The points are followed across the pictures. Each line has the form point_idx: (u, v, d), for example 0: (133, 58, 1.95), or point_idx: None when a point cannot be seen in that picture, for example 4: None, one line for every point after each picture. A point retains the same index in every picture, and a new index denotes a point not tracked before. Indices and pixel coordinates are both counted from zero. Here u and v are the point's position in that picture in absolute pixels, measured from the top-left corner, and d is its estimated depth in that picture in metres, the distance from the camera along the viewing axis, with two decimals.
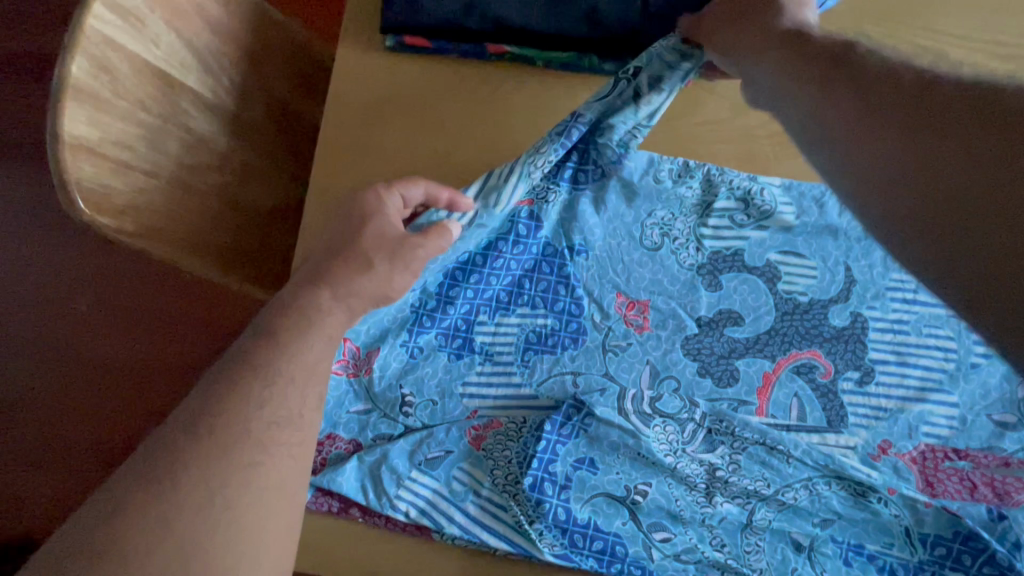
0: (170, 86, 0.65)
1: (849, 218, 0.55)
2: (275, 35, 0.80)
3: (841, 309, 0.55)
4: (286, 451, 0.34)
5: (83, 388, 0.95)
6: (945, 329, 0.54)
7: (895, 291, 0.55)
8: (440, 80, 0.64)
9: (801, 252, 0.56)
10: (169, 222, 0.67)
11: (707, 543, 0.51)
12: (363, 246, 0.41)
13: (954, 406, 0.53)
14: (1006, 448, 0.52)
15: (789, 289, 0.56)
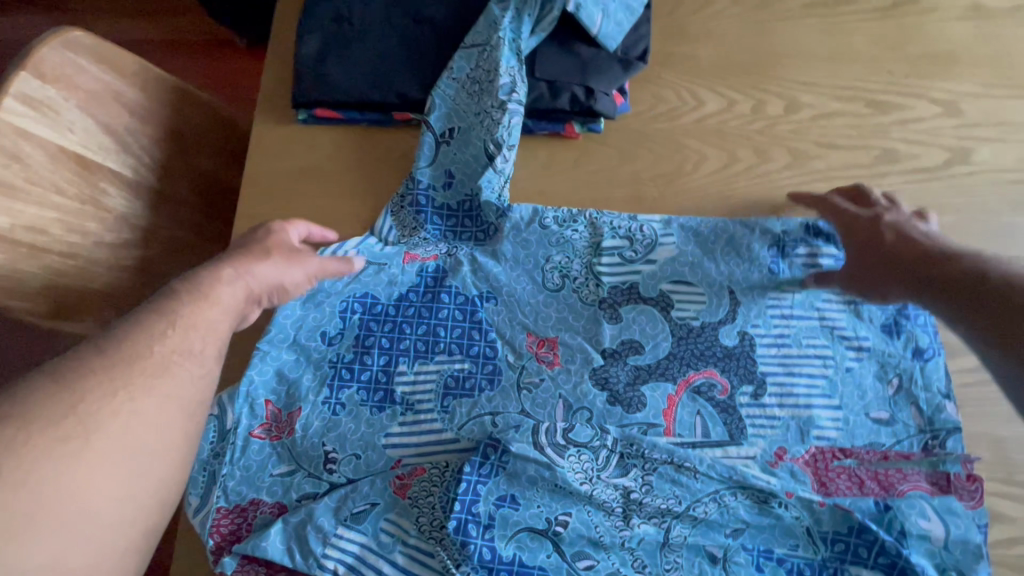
0: (90, 170, 0.69)
1: (723, 245, 0.63)
2: (201, 114, 0.84)
3: (729, 329, 0.60)
4: (187, 373, 0.36)
5: None
6: (820, 338, 0.60)
7: (775, 307, 0.61)
8: (356, 148, 0.70)
9: (689, 281, 0.62)
10: (85, 299, 0.68)
11: (629, 566, 0.53)
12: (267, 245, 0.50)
13: (837, 408, 0.58)
14: (884, 442, 0.57)
15: (682, 314, 0.61)
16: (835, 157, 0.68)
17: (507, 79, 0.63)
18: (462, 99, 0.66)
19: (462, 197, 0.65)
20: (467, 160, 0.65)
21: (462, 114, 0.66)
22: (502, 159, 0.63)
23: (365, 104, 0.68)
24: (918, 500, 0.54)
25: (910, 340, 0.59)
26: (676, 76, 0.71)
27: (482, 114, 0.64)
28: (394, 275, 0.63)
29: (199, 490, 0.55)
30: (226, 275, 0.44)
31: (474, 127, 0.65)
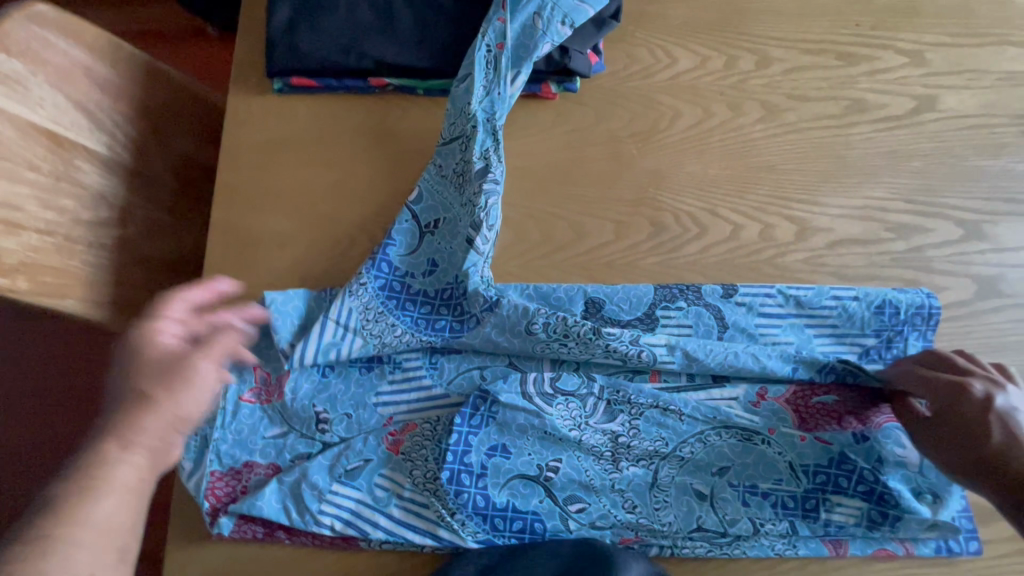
0: (62, 146, 0.68)
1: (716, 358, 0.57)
2: (173, 92, 0.83)
3: (714, 288, 0.61)
4: (131, 478, 0.38)
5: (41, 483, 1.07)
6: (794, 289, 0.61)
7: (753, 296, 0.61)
8: (333, 114, 0.70)
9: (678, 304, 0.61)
10: (68, 278, 0.67)
11: (619, 507, 0.55)
12: (138, 391, 0.40)
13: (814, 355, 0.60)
14: None
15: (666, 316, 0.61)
16: (806, 108, 0.69)
17: (480, 162, 0.61)
18: (449, 190, 0.64)
19: (442, 286, 0.61)
20: (452, 251, 0.62)
21: (449, 207, 0.63)
22: (482, 240, 0.59)
23: (340, 70, 0.68)
24: (894, 430, 0.56)
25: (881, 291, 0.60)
26: (649, 34, 0.72)
27: (467, 205, 0.62)
28: (382, 332, 0.59)
29: (193, 455, 0.56)
30: (140, 425, 0.39)
31: (459, 218, 0.62)
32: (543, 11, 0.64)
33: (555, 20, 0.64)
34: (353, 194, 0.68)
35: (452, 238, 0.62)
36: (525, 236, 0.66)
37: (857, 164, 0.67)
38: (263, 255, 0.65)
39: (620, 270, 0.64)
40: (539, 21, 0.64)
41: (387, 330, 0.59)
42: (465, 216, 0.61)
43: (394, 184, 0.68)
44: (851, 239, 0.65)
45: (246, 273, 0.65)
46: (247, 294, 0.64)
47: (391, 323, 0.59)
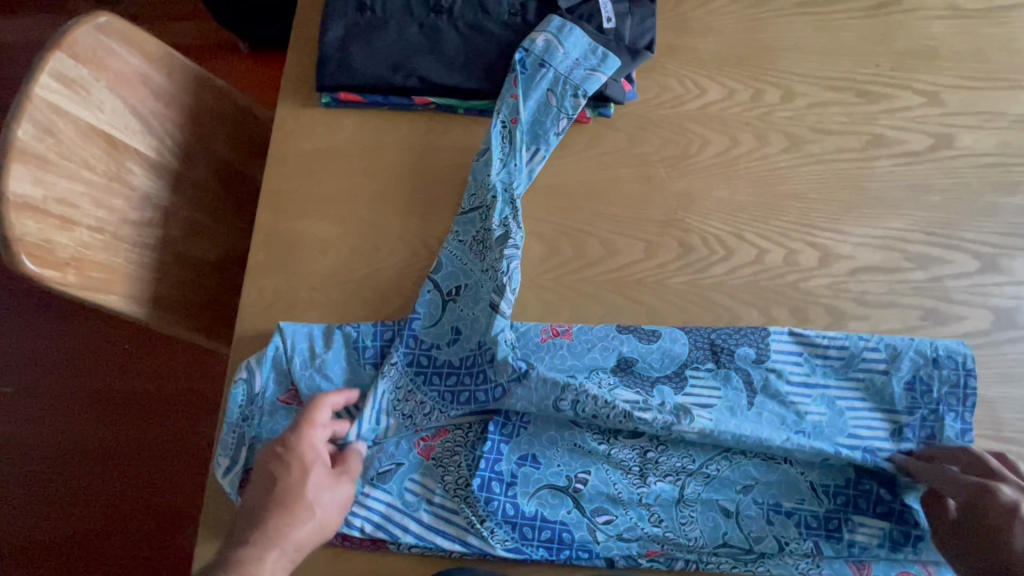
0: (116, 149, 0.71)
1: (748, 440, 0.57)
2: (219, 102, 0.87)
3: (747, 351, 0.62)
4: None
5: (112, 496, 1.13)
6: (823, 357, 0.62)
7: (787, 357, 0.62)
8: (375, 129, 0.73)
9: (709, 366, 0.62)
10: (112, 274, 0.70)
11: (646, 520, 0.56)
12: (303, 497, 0.51)
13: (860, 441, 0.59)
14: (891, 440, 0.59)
15: (696, 378, 0.61)
16: (829, 141, 0.73)
17: (500, 229, 0.65)
18: (470, 258, 0.66)
19: (466, 355, 0.61)
20: (474, 317, 0.63)
21: (470, 273, 0.65)
22: (506, 303, 0.61)
23: (387, 87, 0.71)
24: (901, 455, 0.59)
25: (915, 367, 0.60)
26: (680, 65, 0.76)
27: (488, 270, 0.64)
28: (415, 408, 0.60)
29: (228, 452, 0.57)
30: (272, 555, 0.49)
31: (481, 283, 0.64)
32: (555, 88, 0.70)
33: (567, 96, 0.70)
34: (392, 204, 0.70)
35: (474, 306, 0.63)
36: (558, 250, 0.68)
37: (878, 196, 0.70)
38: (304, 260, 0.67)
39: (650, 287, 0.66)
40: (553, 98, 0.70)
41: (417, 410, 0.59)
42: (488, 291, 0.63)
43: (432, 196, 0.71)
44: (872, 267, 0.67)
45: (286, 277, 0.67)
46: (288, 297, 0.66)
47: (420, 401, 0.60)
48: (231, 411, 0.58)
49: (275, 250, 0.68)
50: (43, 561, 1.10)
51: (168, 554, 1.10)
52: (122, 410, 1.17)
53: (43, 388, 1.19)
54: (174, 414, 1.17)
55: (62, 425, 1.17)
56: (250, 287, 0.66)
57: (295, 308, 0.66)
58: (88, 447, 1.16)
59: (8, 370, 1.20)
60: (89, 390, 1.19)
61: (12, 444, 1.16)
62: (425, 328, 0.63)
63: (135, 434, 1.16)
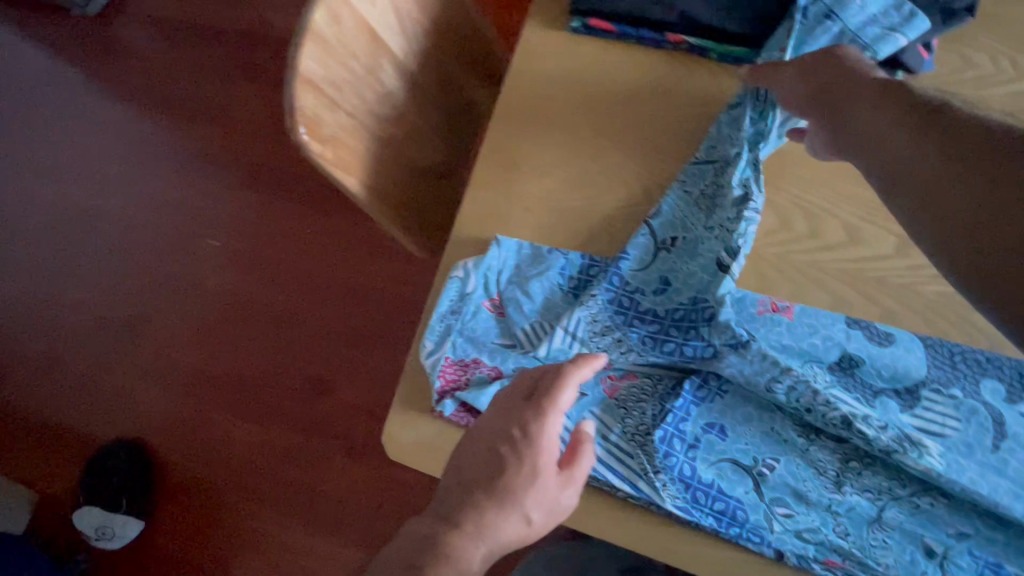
0: (378, 45, 0.78)
1: (976, 488, 0.51)
2: (460, 16, 0.90)
3: (995, 386, 0.54)
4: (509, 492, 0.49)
5: (298, 353, 1.42)
6: None
7: None
8: (617, 61, 0.71)
9: (951, 392, 0.54)
10: (353, 158, 0.77)
11: (830, 528, 0.53)
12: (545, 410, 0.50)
13: None
14: None
15: (932, 398, 0.54)
16: None
17: (740, 190, 0.60)
18: (694, 211, 0.63)
19: (674, 308, 0.60)
20: (690, 272, 0.60)
21: (690, 226, 0.62)
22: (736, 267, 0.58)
23: (644, 20, 0.69)
24: None
25: None
26: (996, 40, 0.63)
27: (715, 228, 0.60)
28: (612, 346, 0.60)
29: (434, 337, 0.63)
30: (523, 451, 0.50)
31: (702, 240, 0.61)
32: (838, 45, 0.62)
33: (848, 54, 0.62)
34: (620, 143, 0.68)
35: (689, 261, 0.61)
36: (790, 225, 0.62)
37: None
38: (524, 181, 0.69)
39: (892, 289, 0.58)
40: None
41: (613, 347, 0.60)
42: (712, 248, 0.60)
43: (662, 142, 0.68)
44: None
45: (505, 193, 0.69)
46: (503, 212, 0.68)
47: (618, 338, 0.60)
48: (443, 302, 0.63)
49: (498, 166, 0.70)
50: (242, 385, 1.43)
51: (352, 414, 1.37)
52: (326, 290, 1.44)
53: (271, 257, 1.49)
54: (355, 302, 1.42)
55: (287, 294, 1.46)
56: (471, 195, 0.69)
57: (508, 223, 0.68)
58: (305, 317, 1.44)
59: (244, 235, 1.52)
60: (310, 272, 1.46)
61: (249, 299, 1.48)
62: (634, 269, 0.62)
63: (323, 310, 1.43)
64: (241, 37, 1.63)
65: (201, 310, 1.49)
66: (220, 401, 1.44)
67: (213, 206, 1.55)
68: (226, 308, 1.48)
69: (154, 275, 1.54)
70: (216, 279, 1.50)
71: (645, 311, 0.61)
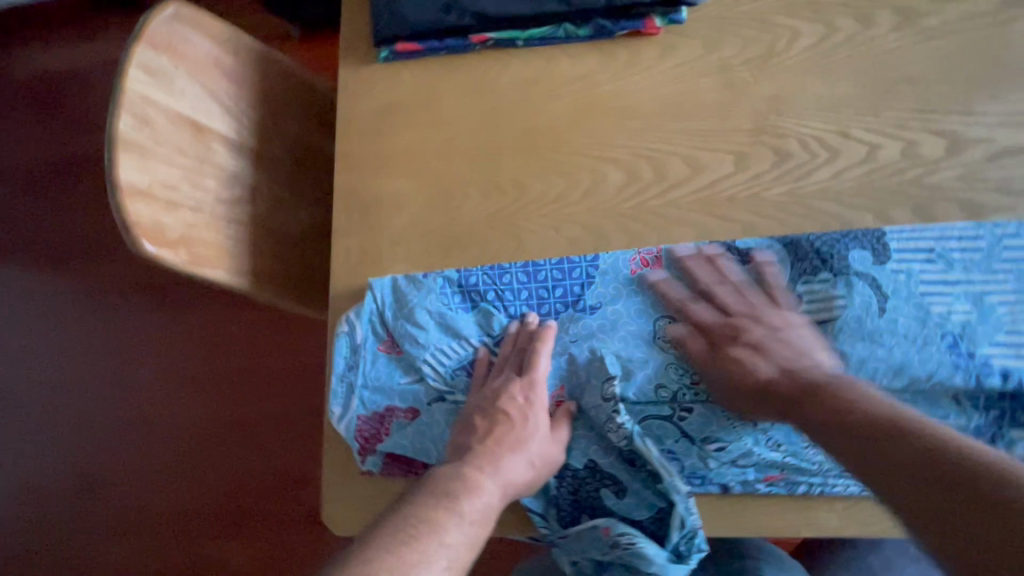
0: (202, 132, 0.76)
1: (868, 362, 0.54)
2: (285, 77, 0.90)
3: (862, 257, 0.56)
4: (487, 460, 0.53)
5: (243, 457, 1.31)
6: (955, 252, 0.55)
7: (911, 257, 0.56)
8: (435, 77, 0.72)
9: (823, 279, 0.57)
10: (215, 249, 0.75)
11: (762, 445, 0.53)
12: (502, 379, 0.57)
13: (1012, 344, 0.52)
14: None
15: (807, 293, 0.57)
16: (950, 9, 0.62)
17: None
18: None
19: (557, 293, 0.61)
20: None
21: None
22: None
23: (444, 30, 0.70)
24: None
25: None
26: None
27: None
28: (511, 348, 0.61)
29: (340, 399, 0.61)
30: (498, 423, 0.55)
31: None
32: (617, 2, 0.65)
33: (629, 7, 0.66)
34: (462, 151, 0.69)
35: None
36: (638, 175, 0.64)
37: (1018, 63, 0.59)
38: (385, 217, 0.69)
39: (744, 203, 0.61)
40: (614, 14, 0.66)
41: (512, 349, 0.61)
42: None
43: (499, 136, 0.68)
44: (1015, 148, 0.57)
45: (370, 236, 0.68)
46: (373, 253, 0.67)
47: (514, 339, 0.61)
48: (337, 362, 0.62)
49: (355, 211, 0.69)
50: (196, 513, 1.31)
51: (302, 502, 1.27)
52: (252, 381, 1.34)
53: (186, 367, 1.38)
54: (286, 384, 1.32)
55: (205, 399, 1.35)
56: (337, 248, 0.68)
57: (381, 263, 0.67)
58: (229, 416, 1.34)
59: (150, 355, 1.40)
60: (223, 368, 1.36)
61: (175, 419, 1.36)
62: (511, 269, 0.63)
63: (256, 404, 1.33)
64: (83, 157, 1.54)
65: (116, 442, 1.37)
66: (179, 539, 1.30)
67: (104, 336, 1.42)
68: (144, 432, 1.36)
69: (57, 424, 1.40)
70: (130, 411, 1.38)
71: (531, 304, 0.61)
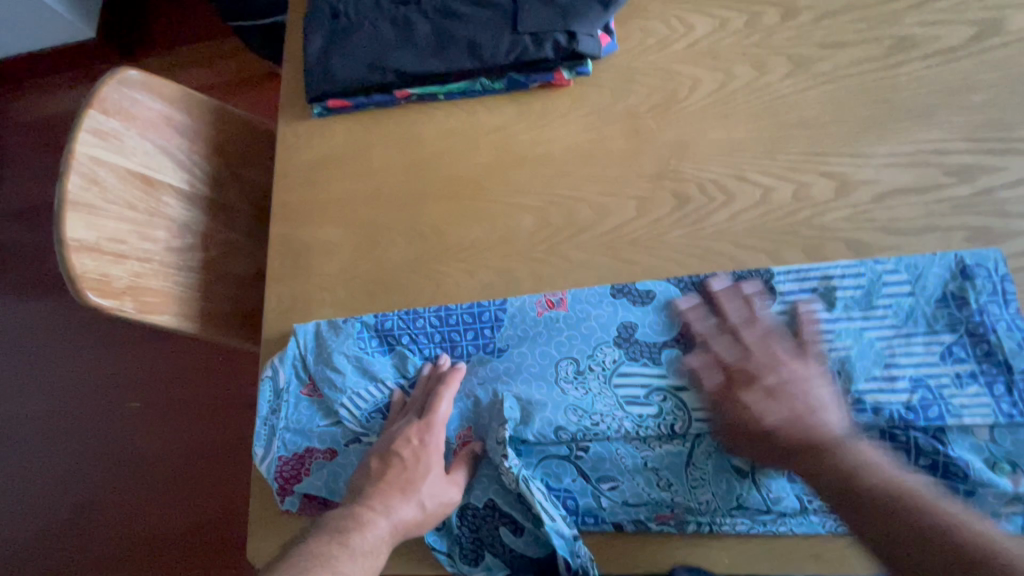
0: (153, 186, 0.81)
1: (754, 399, 0.55)
2: (239, 128, 0.95)
3: (750, 297, 0.58)
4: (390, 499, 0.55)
5: (181, 495, 1.22)
6: (838, 291, 0.57)
7: (796, 298, 0.58)
8: (364, 130, 0.76)
9: (715, 320, 0.59)
10: (163, 296, 0.79)
11: (653, 485, 0.55)
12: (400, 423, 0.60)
13: (891, 380, 0.53)
14: (935, 373, 0.53)
15: (703, 334, 0.58)
16: (841, 55, 0.65)
17: None
18: None
19: (469, 336, 0.64)
20: None
21: None
22: None
23: (369, 88, 0.73)
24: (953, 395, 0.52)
25: (941, 283, 0.55)
26: (663, 6, 0.71)
27: None
28: None
29: (264, 441, 0.64)
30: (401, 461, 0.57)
31: None
32: (526, 57, 0.68)
33: (539, 62, 0.69)
34: (386, 200, 0.72)
35: None
36: (547, 221, 0.67)
37: (904, 106, 0.62)
38: (313, 264, 0.72)
39: (645, 246, 0.63)
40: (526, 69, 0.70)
41: None
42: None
43: (421, 185, 0.72)
44: (902, 189, 0.59)
45: (299, 282, 0.72)
46: (302, 299, 0.71)
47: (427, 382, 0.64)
48: (262, 405, 0.65)
49: (287, 258, 0.73)
50: (129, 558, 1.21)
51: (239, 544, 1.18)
52: (191, 414, 1.26)
53: (124, 399, 1.30)
54: (229, 415, 1.25)
55: (141, 433, 1.27)
56: (270, 294, 0.72)
57: (309, 308, 0.70)
58: (165, 452, 1.25)
59: (87, 387, 1.32)
60: (162, 402, 1.29)
61: (109, 455, 1.27)
62: (425, 313, 0.65)
63: (198, 438, 1.25)
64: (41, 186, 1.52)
65: (47, 479, 1.28)
66: None
67: (42, 367, 1.36)
68: (77, 469, 1.28)
69: None
70: (64, 447, 1.29)
71: (443, 347, 0.64)
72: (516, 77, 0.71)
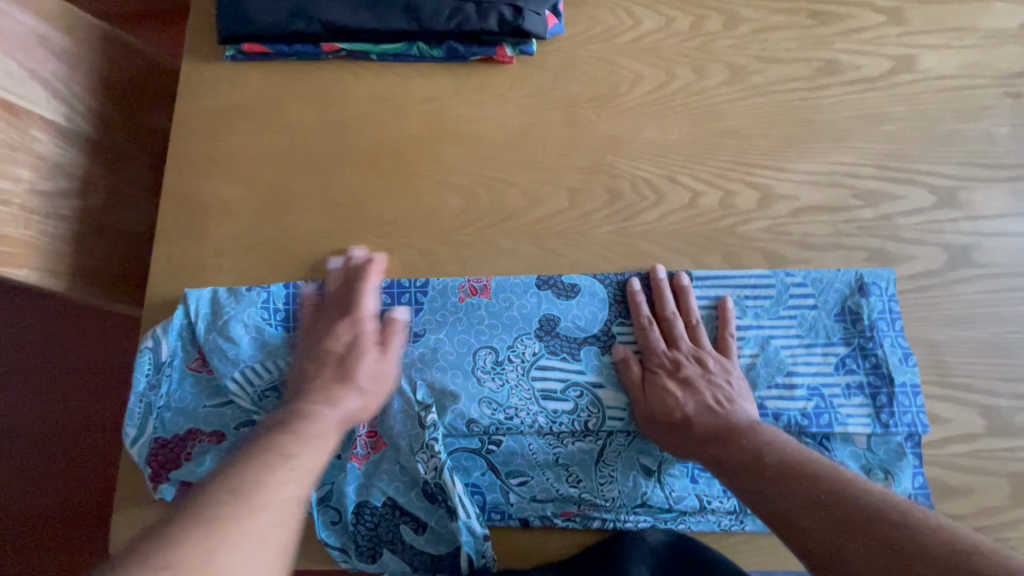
0: (16, 114, 0.66)
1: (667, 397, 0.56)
2: (136, 65, 0.84)
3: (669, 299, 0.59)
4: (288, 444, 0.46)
5: (31, 476, 1.05)
6: (749, 300, 0.59)
7: (708, 303, 0.60)
8: (283, 83, 0.68)
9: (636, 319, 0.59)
10: (23, 246, 0.66)
11: (562, 481, 0.54)
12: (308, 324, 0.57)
13: (791, 387, 0.56)
14: (829, 382, 0.56)
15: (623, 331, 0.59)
16: (774, 70, 0.66)
17: None
18: None
19: (385, 318, 0.60)
20: None
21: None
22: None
23: (292, 35, 0.66)
24: (842, 404, 0.55)
25: (840, 299, 0.58)
26: None
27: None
28: None
29: (136, 421, 0.56)
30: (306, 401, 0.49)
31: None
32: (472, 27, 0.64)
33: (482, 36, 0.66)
34: (303, 162, 0.66)
35: None
36: (476, 203, 0.64)
37: (824, 128, 0.65)
38: (211, 225, 0.64)
39: (574, 238, 0.62)
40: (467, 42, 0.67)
41: None
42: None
43: (344, 149, 0.66)
44: (816, 207, 0.62)
45: (194, 244, 0.63)
46: (196, 263, 0.63)
47: None
48: (138, 379, 0.57)
49: (181, 216, 0.64)
50: None
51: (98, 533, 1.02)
52: (53, 384, 1.09)
53: None
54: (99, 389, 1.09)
55: None
56: (157, 254, 0.63)
57: (204, 274, 0.63)
58: (20, 425, 1.07)
59: None
60: (23, 368, 1.10)
61: None
62: None
63: (60, 411, 1.08)
64: None
65: None
66: None
67: None
68: None
69: None
70: None
71: None
72: (456, 48, 0.67)
